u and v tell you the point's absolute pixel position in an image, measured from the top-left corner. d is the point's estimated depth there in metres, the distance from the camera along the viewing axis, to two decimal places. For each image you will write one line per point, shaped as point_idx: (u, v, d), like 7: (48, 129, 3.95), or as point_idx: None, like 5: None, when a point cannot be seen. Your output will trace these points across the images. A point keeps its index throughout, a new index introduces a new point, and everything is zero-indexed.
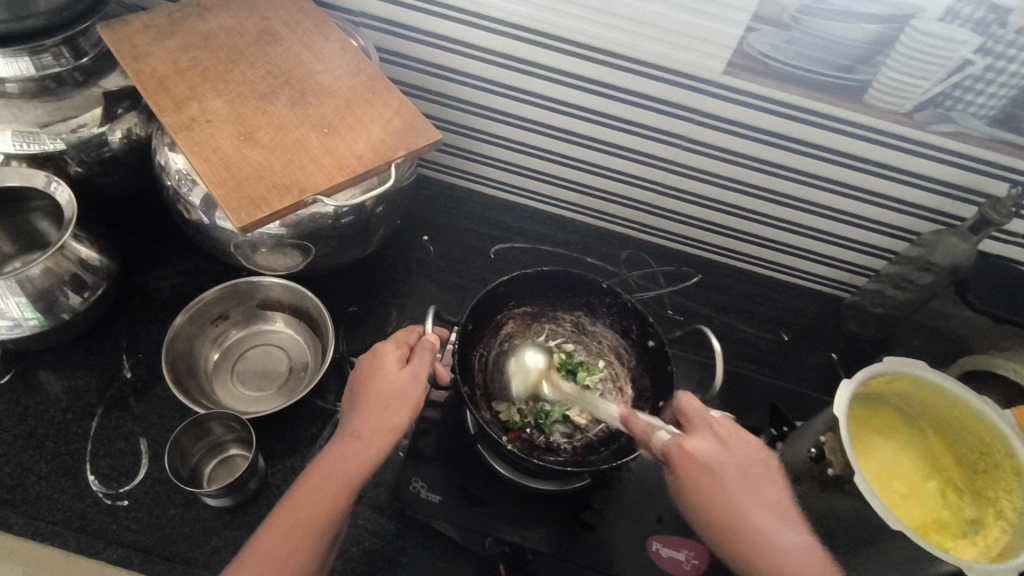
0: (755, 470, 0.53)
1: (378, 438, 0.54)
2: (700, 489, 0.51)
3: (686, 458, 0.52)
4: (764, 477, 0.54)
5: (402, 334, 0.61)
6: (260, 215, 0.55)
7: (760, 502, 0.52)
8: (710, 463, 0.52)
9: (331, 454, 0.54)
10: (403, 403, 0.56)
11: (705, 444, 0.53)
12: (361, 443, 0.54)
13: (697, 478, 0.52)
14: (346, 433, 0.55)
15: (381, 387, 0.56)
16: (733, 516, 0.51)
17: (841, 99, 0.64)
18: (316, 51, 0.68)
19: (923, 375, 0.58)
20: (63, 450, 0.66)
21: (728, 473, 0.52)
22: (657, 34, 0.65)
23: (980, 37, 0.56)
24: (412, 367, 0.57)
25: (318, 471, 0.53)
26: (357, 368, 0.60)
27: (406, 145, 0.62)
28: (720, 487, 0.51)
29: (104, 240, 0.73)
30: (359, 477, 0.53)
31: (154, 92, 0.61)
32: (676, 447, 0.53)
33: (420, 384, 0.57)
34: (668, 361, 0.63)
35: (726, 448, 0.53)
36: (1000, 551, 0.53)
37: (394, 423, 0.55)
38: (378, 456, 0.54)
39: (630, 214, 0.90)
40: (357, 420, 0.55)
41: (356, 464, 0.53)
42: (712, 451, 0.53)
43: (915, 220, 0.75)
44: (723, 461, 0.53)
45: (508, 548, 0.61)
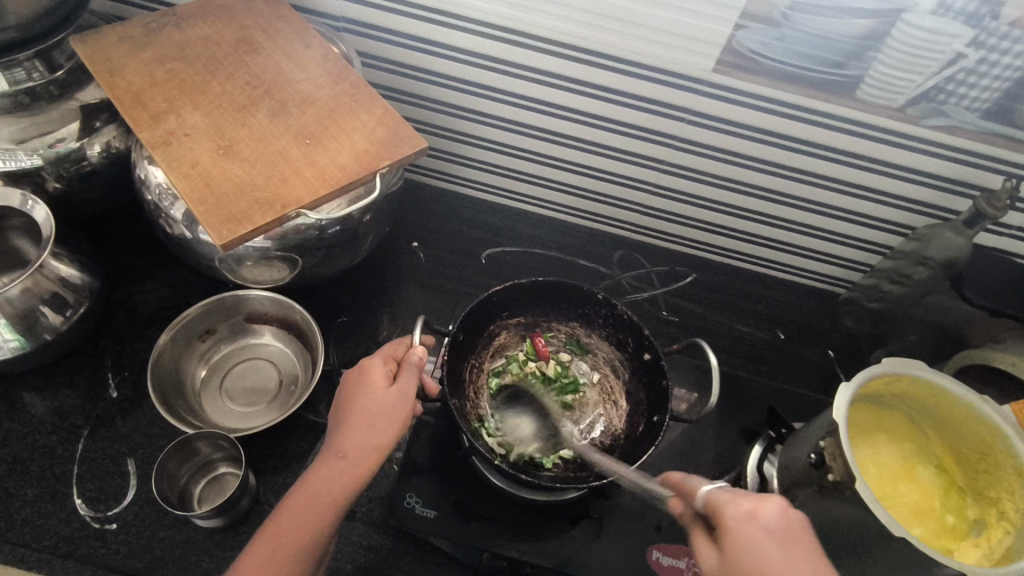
0: (809, 573, 0.41)
1: (365, 458, 0.53)
2: (753, 554, 0.42)
3: (745, 520, 0.43)
4: (818, 568, 0.42)
5: (388, 347, 0.59)
6: (242, 231, 0.53)
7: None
8: (771, 533, 0.42)
9: (316, 474, 0.53)
10: (391, 422, 0.54)
11: (768, 508, 0.43)
12: (347, 462, 0.53)
13: (753, 547, 0.42)
14: (331, 451, 0.54)
15: (368, 404, 0.55)
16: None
17: (832, 96, 0.63)
18: (297, 59, 0.66)
19: (923, 375, 0.57)
20: (49, 473, 0.65)
21: (786, 545, 0.42)
22: (644, 33, 0.63)
23: (973, 29, 0.55)
24: (401, 384, 0.56)
25: (303, 492, 0.52)
26: (343, 383, 0.58)
27: (391, 154, 0.60)
28: (774, 560, 0.41)
29: (86, 257, 0.72)
30: (343, 499, 0.52)
31: (130, 106, 0.59)
32: (736, 507, 0.44)
33: (408, 401, 0.56)
34: (663, 376, 0.62)
35: (787, 519, 0.44)
36: (1005, 553, 0.52)
37: (382, 441, 0.54)
38: (365, 476, 0.53)
39: (622, 214, 0.89)
40: (343, 438, 0.54)
41: (343, 486, 0.52)
42: (776, 523, 0.43)
43: (910, 215, 0.75)
44: (783, 538, 0.43)
45: (504, 562, 0.60)
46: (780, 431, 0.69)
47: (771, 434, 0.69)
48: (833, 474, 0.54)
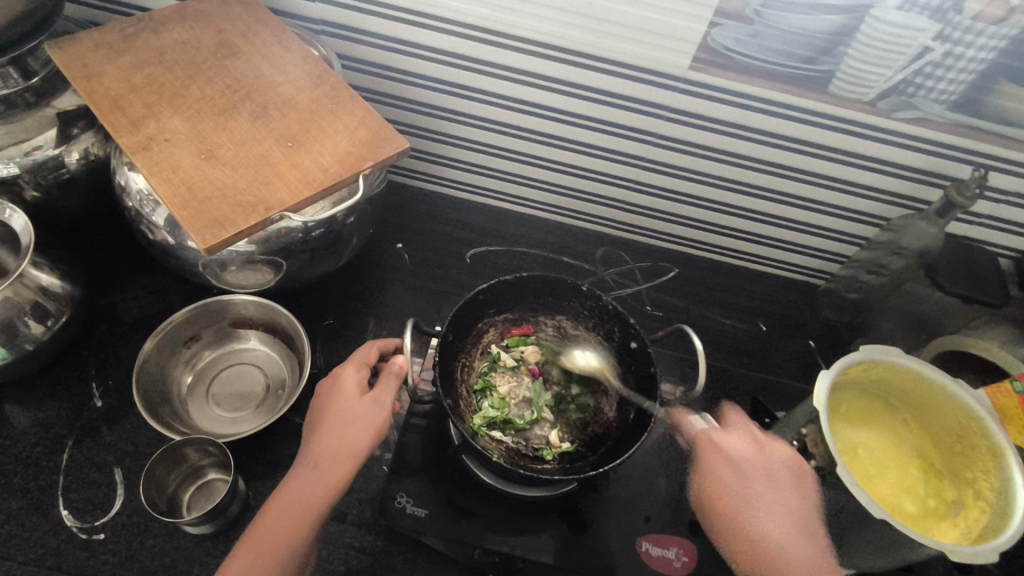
0: (780, 482, 0.58)
1: (339, 463, 0.57)
2: (718, 479, 0.60)
3: (714, 449, 0.61)
4: (797, 491, 0.57)
5: (361, 353, 0.64)
6: (225, 234, 0.53)
7: (784, 508, 0.57)
8: (738, 460, 0.60)
9: (294, 481, 0.57)
10: (365, 428, 0.59)
11: (740, 445, 0.61)
12: (322, 469, 0.57)
13: (714, 465, 0.61)
14: (307, 460, 0.58)
15: (341, 413, 0.59)
16: (733, 512, 0.58)
17: (806, 91, 0.64)
18: (277, 62, 0.66)
19: (900, 361, 0.59)
20: (33, 485, 0.64)
21: (751, 474, 0.59)
22: (621, 31, 0.64)
23: (939, 24, 0.56)
24: (375, 394, 0.60)
25: (280, 499, 0.56)
26: (320, 395, 0.62)
27: (373, 154, 0.61)
28: (739, 485, 0.59)
29: (67, 265, 0.71)
30: (318, 503, 0.56)
31: (108, 112, 0.59)
32: (710, 439, 0.62)
33: (382, 409, 0.60)
34: (650, 363, 0.63)
35: (762, 452, 0.60)
36: (982, 531, 0.53)
37: (355, 447, 0.58)
38: (339, 481, 0.57)
39: (605, 211, 0.90)
40: (317, 446, 0.58)
41: (318, 491, 0.56)
42: (744, 455, 0.60)
43: (883, 205, 0.76)
44: (763, 473, 0.58)
45: (497, 557, 0.61)
46: (765, 420, 0.71)
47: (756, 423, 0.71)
48: (816, 460, 0.55)
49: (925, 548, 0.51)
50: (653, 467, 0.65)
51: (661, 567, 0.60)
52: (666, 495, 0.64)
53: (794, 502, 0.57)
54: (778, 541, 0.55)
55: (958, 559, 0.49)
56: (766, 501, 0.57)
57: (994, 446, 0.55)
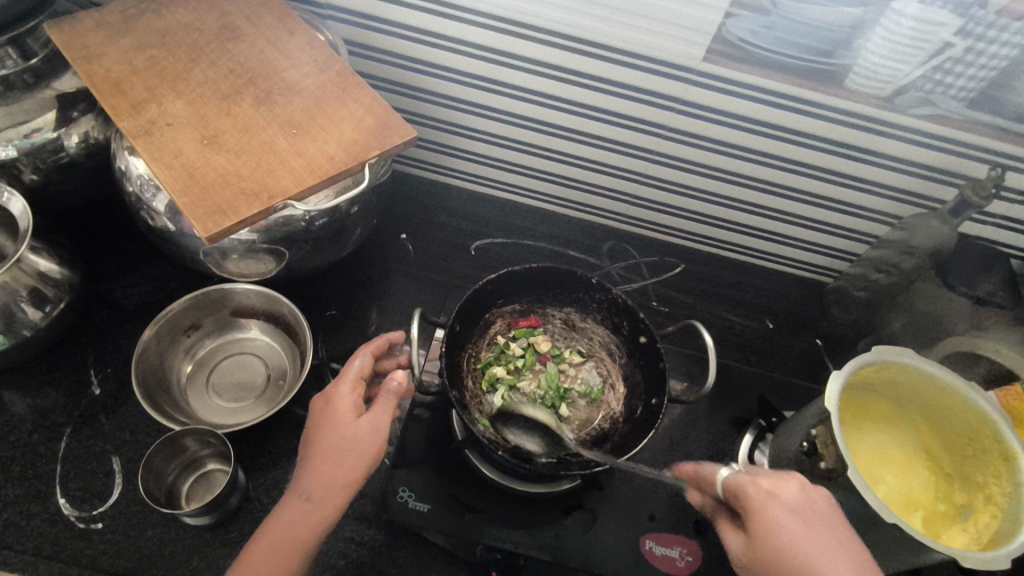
0: (834, 527, 0.47)
1: (331, 497, 0.52)
2: (781, 535, 0.46)
3: (766, 500, 0.48)
4: (846, 532, 0.48)
5: (357, 367, 0.58)
6: (227, 223, 0.52)
7: (837, 546, 0.46)
8: (794, 506, 0.48)
9: (283, 518, 0.52)
10: (359, 457, 0.53)
11: (789, 487, 0.49)
12: (312, 505, 0.52)
13: (779, 520, 0.47)
14: (297, 492, 0.53)
15: (333, 440, 0.54)
16: (818, 571, 0.45)
17: (822, 85, 0.63)
18: (282, 46, 0.65)
19: (912, 363, 0.58)
20: (30, 473, 0.63)
21: (809, 519, 0.47)
22: (633, 21, 0.63)
23: (961, 19, 0.55)
24: (371, 417, 0.55)
25: (268, 537, 0.52)
26: (311, 413, 0.57)
27: (380, 143, 0.59)
28: (801, 536, 0.46)
29: (66, 251, 0.70)
30: (310, 539, 0.52)
31: (109, 95, 0.58)
32: (755, 487, 0.49)
33: (378, 433, 0.55)
34: (659, 358, 0.62)
35: (807, 496, 0.49)
36: (992, 536, 0.52)
37: (346, 482, 0.53)
38: (331, 516, 0.52)
39: (612, 205, 0.89)
40: (307, 478, 0.53)
41: (308, 527, 0.52)
42: (796, 499, 0.48)
43: (896, 204, 0.75)
44: (802, 511, 0.48)
45: (499, 554, 0.60)
46: (771, 419, 0.71)
47: (762, 422, 0.71)
48: (826, 462, 0.54)
49: (935, 553, 0.51)
50: (658, 465, 0.66)
51: (665, 566, 0.60)
52: (671, 494, 0.64)
53: (842, 543, 0.47)
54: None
55: (971, 565, 0.48)
56: (832, 557, 0.45)
57: (1006, 450, 0.54)
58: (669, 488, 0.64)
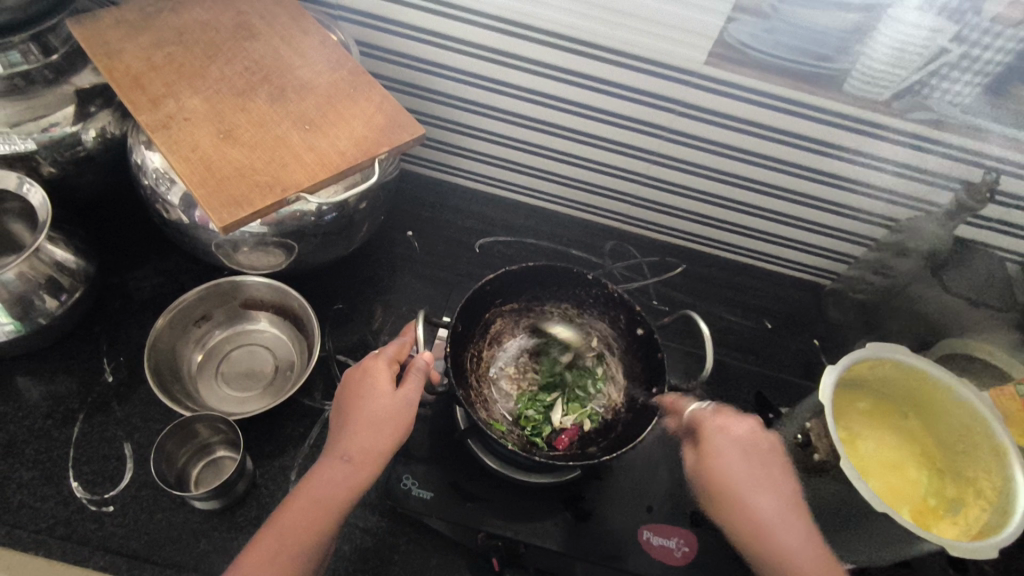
0: (772, 465, 0.54)
1: (369, 462, 0.53)
2: (722, 463, 0.53)
3: (718, 432, 0.54)
4: (779, 469, 0.54)
5: (392, 350, 0.60)
6: (243, 214, 0.54)
7: (771, 485, 0.53)
8: (739, 441, 0.54)
9: (317, 479, 0.53)
10: (395, 426, 0.55)
11: (740, 426, 0.55)
12: (352, 466, 0.53)
13: (724, 450, 0.54)
14: (334, 456, 0.54)
15: (372, 410, 0.55)
16: (742, 498, 0.52)
17: (820, 89, 0.65)
18: (295, 45, 0.67)
19: (905, 359, 0.59)
20: (44, 457, 0.65)
21: (749, 456, 0.54)
22: (637, 25, 0.65)
23: (955, 25, 0.56)
24: (406, 392, 0.57)
25: (304, 495, 0.52)
26: (344, 385, 0.59)
27: (389, 139, 0.61)
28: (738, 468, 0.53)
29: (81, 242, 0.72)
30: (346, 501, 0.52)
31: (129, 90, 0.60)
32: (714, 422, 0.55)
33: (411, 408, 0.57)
34: (657, 348, 0.64)
35: (756, 437, 0.55)
36: (982, 528, 0.54)
37: (384, 448, 0.54)
38: (367, 480, 0.53)
39: (615, 206, 0.90)
40: (345, 442, 0.54)
41: (345, 489, 0.52)
42: (743, 437, 0.54)
43: (893, 207, 0.77)
44: (749, 448, 0.54)
45: (500, 541, 0.61)
46: (769, 415, 0.72)
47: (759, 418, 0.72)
48: (818, 453, 0.56)
49: (925, 544, 0.52)
50: (656, 458, 0.67)
51: (662, 556, 0.61)
52: (667, 486, 0.65)
53: (775, 481, 0.53)
54: (773, 523, 0.51)
55: (958, 554, 0.50)
56: (762, 491, 0.52)
57: (997, 445, 0.55)
58: (667, 481, 0.65)
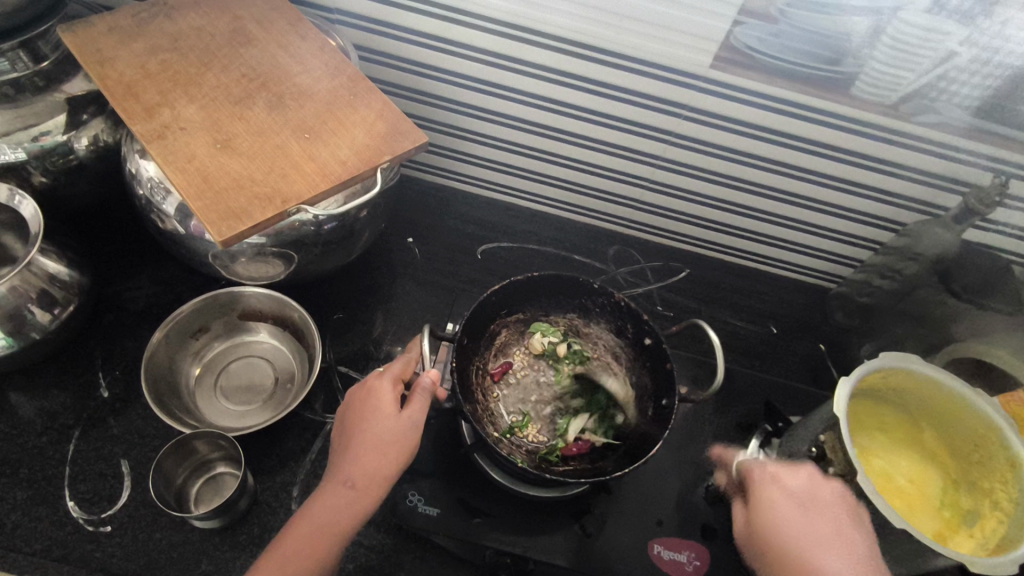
0: (841, 522, 0.51)
1: (373, 486, 0.52)
2: (780, 517, 0.52)
3: (771, 481, 0.54)
4: (853, 530, 0.51)
5: (397, 367, 0.58)
6: (242, 227, 0.52)
7: (835, 535, 0.50)
8: (795, 496, 0.53)
9: (320, 505, 0.52)
10: (401, 449, 0.54)
11: (796, 479, 0.54)
12: (357, 493, 0.52)
13: (778, 509, 0.52)
14: (338, 479, 0.53)
15: (378, 431, 0.54)
16: (806, 554, 0.50)
17: (828, 92, 0.64)
18: (293, 51, 0.65)
19: (919, 369, 0.58)
20: (39, 475, 0.63)
21: (811, 511, 0.51)
22: (642, 28, 0.63)
23: (966, 28, 0.55)
24: (411, 413, 0.55)
25: (307, 522, 0.51)
26: (348, 404, 0.57)
27: (391, 148, 0.60)
28: (799, 525, 0.51)
29: (75, 253, 0.70)
30: (349, 527, 0.51)
31: (122, 99, 0.58)
32: (763, 471, 0.56)
33: (416, 430, 0.55)
34: (665, 358, 0.63)
35: (817, 488, 0.53)
36: (999, 542, 0.53)
37: (388, 472, 0.53)
38: (371, 505, 0.52)
39: (618, 210, 0.89)
40: (348, 467, 0.53)
41: (349, 514, 0.51)
42: (800, 490, 0.53)
43: (900, 210, 0.76)
44: (809, 502, 0.52)
45: (508, 559, 0.60)
46: (778, 424, 0.70)
47: (768, 427, 0.70)
48: (835, 467, 0.55)
49: (942, 558, 0.51)
50: (663, 470, 0.66)
51: (673, 570, 0.60)
52: (676, 498, 0.65)
53: (846, 535, 0.51)
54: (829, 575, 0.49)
55: (978, 570, 0.49)
56: (825, 547, 0.50)
57: (1013, 456, 0.54)
58: (676, 493, 0.65)
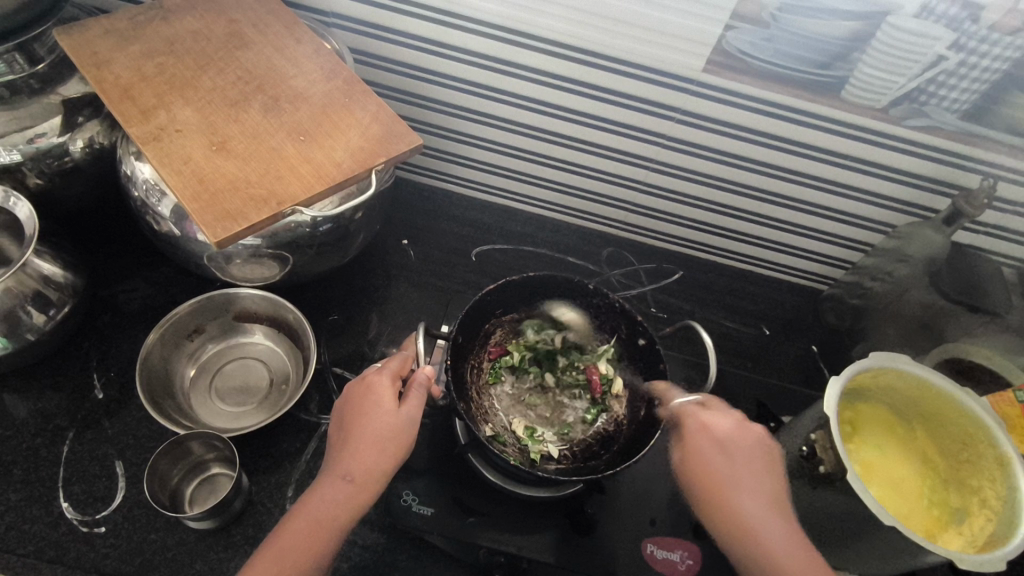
0: (755, 464, 0.55)
1: (371, 482, 0.53)
2: (702, 458, 0.55)
3: (699, 431, 0.56)
4: (765, 469, 0.55)
5: (395, 364, 0.59)
6: (237, 228, 0.53)
7: (751, 477, 0.54)
8: (721, 440, 0.55)
9: (317, 499, 0.52)
10: (399, 445, 0.54)
11: (724, 422, 0.56)
12: (355, 487, 0.52)
13: (702, 449, 0.55)
14: (337, 474, 0.53)
15: (376, 427, 0.54)
16: (724, 492, 0.53)
17: (819, 96, 0.64)
18: (289, 54, 0.65)
19: (909, 369, 0.59)
20: (33, 477, 0.63)
21: (731, 453, 0.55)
22: (634, 32, 0.64)
23: (954, 32, 0.56)
24: (410, 408, 0.56)
25: (303, 517, 0.51)
26: (345, 398, 0.57)
27: (386, 150, 0.60)
28: (719, 465, 0.54)
29: (69, 254, 0.70)
30: (346, 522, 0.52)
31: (118, 101, 0.58)
32: (695, 418, 0.57)
33: (414, 425, 0.56)
34: (659, 359, 0.64)
35: (740, 431, 0.56)
36: (987, 539, 0.53)
37: (386, 467, 0.53)
38: (368, 501, 0.53)
39: (612, 212, 0.90)
40: (346, 462, 0.53)
41: (346, 510, 0.52)
42: (725, 434, 0.56)
43: (890, 213, 0.76)
44: (729, 443, 0.55)
45: (502, 558, 0.61)
46: (770, 424, 0.71)
47: (761, 428, 0.70)
48: (825, 466, 0.55)
49: (931, 555, 0.51)
50: (658, 469, 0.66)
51: (666, 569, 0.61)
52: (669, 497, 0.65)
53: (760, 476, 0.54)
54: (754, 519, 0.52)
55: (967, 567, 0.50)
56: (740, 483, 0.54)
57: (1001, 454, 0.55)
58: (670, 493, 0.65)
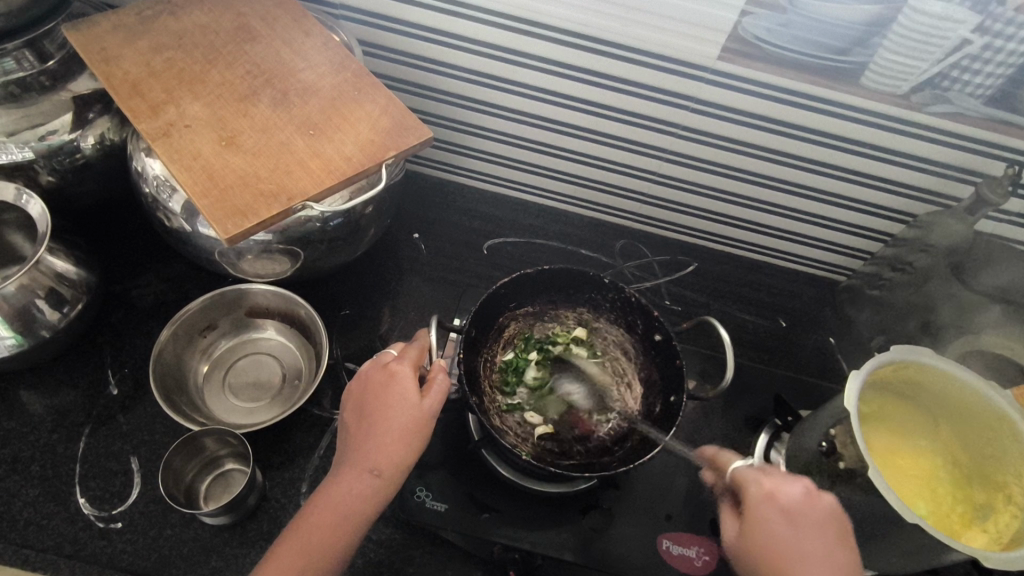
0: (824, 538, 0.49)
1: (398, 475, 0.53)
2: (767, 532, 0.49)
3: (763, 499, 0.50)
4: (839, 547, 0.49)
5: (412, 356, 0.58)
6: (247, 224, 0.52)
7: (823, 552, 0.48)
8: (790, 510, 0.49)
9: (342, 492, 0.51)
10: (422, 436, 0.54)
11: (790, 489, 0.50)
12: (382, 482, 0.52)
13: (767, 518, 0.49)
14: (362, 468, 0.52)
15: (401, 420, 0.54)
16: (789, 563, 0.48)
17: (838, 83, 0.63)
18: (296, 47, 0.65)
19: (928, 361, 0.58)
20: (51, 473, 0.64)
21: (799, 524, 0.49)
22: (646, 18, 0.63)
23: (979, 15, 0.55)
24: (432, 400, 0.55)
25: (329, 510, 0.51)
26: (364, 387, 0.56)
27: (396, 143, 0.59)
28: (787, 538, 0.48)
29: (82, 251, 0.70)
30: (371, 514, 0.52)
31: (128, 97, 0.58)
32: (758, 485, 0.51)
33: (435, 415, 0.56)
34: (675, 355, 0.63)
35: (810, 500, 0.50)
36: (1013, 537, 0.53)
37: (411, 459, 0.53)
38: (394, 493, 0.53)
39: (625, 204, 0.88)
40: (371, 455, 0.53)
41: (373, 503, 0.52)
42: (794, 502, 0.49)
43: (910, 202, 0.75)
44: (800, 513, 0.49)
45: (517, 554, 0.60)
46: (786, 417, 0.71)
47: (778, 422, 0.70)
48: (845, 461, 0.54)
49: (954, 553, 0.50)
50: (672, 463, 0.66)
51: (683, 565, 0.60)
52: (685, 493, 0.65)
53: (831, 549, 0.49)
54: None
55: (993, 565, 0.49)
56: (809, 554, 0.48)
57: None
58: (684, 487, 0.65)
